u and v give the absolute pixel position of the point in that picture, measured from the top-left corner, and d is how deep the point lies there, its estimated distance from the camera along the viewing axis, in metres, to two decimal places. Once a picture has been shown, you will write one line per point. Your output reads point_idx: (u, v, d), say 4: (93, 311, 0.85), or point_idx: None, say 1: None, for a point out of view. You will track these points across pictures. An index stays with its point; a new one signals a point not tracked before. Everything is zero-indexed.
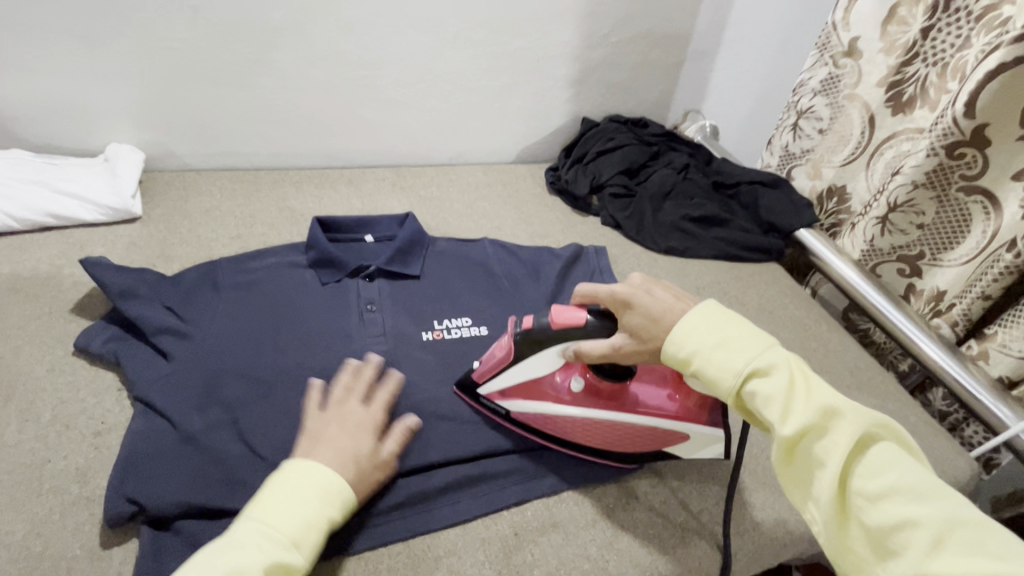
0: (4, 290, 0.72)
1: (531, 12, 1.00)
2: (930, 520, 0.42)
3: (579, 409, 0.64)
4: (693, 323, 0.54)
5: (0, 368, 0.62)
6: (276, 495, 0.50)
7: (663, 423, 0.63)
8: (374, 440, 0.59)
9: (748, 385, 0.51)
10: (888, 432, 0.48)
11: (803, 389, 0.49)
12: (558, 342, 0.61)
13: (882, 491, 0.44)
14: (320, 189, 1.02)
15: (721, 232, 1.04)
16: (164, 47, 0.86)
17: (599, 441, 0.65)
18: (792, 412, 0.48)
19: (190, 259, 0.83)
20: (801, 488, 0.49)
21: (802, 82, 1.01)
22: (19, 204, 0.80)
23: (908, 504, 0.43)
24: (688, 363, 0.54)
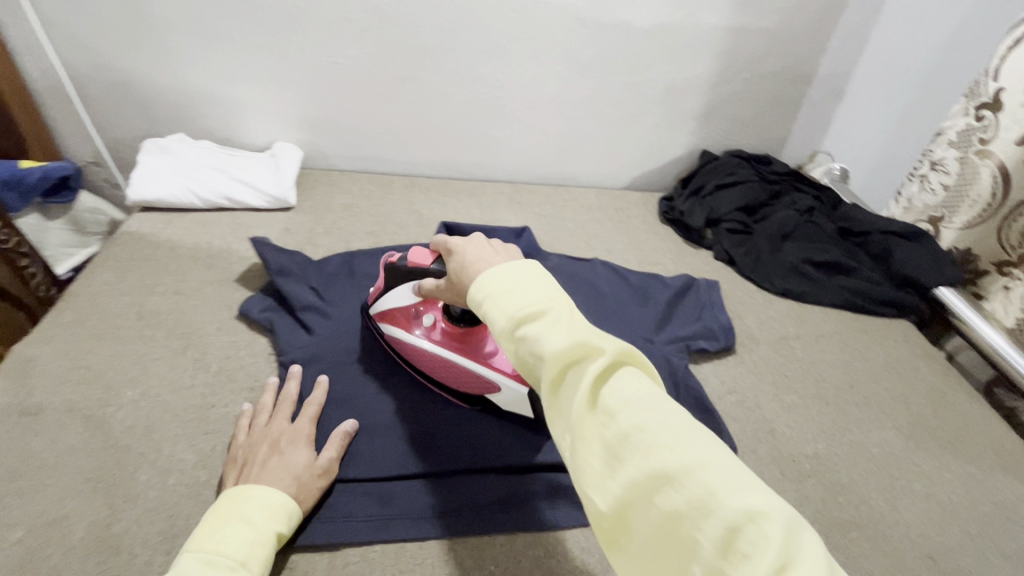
0: (186, 256, 0.83)
1: (664, 45, 1.02)
2: (661, 424, 0.34)
3: (423, 341, 0.67)
4: (492, 272, 0.45)
5: (182, 322, 0.73)
6: (217, 524, 0.48)
7: (487, 374, 0.64)
8: (308, 450, 0.58)
9: (519, 324, 0.41)
10: (637, 356, 0.40)
11: (563, 317, 0.41)
12: (408, 279, 0.63)
13: (622, 404, 0.36)
14: (445, 197, 1.09)
15: (844, 281, 0.98)
16: (333, 62, 0.98)
17: (439, 375, 0.68)
18: (549, 341, 0.39)
19: (331, 248, 0.93)
20: (559, 424, 0.39)
21: (941, 131, 0.95)
22: (205, 187, 0.93)
23: (645, 415, 0.35)
24: (480, 308, 0.45)
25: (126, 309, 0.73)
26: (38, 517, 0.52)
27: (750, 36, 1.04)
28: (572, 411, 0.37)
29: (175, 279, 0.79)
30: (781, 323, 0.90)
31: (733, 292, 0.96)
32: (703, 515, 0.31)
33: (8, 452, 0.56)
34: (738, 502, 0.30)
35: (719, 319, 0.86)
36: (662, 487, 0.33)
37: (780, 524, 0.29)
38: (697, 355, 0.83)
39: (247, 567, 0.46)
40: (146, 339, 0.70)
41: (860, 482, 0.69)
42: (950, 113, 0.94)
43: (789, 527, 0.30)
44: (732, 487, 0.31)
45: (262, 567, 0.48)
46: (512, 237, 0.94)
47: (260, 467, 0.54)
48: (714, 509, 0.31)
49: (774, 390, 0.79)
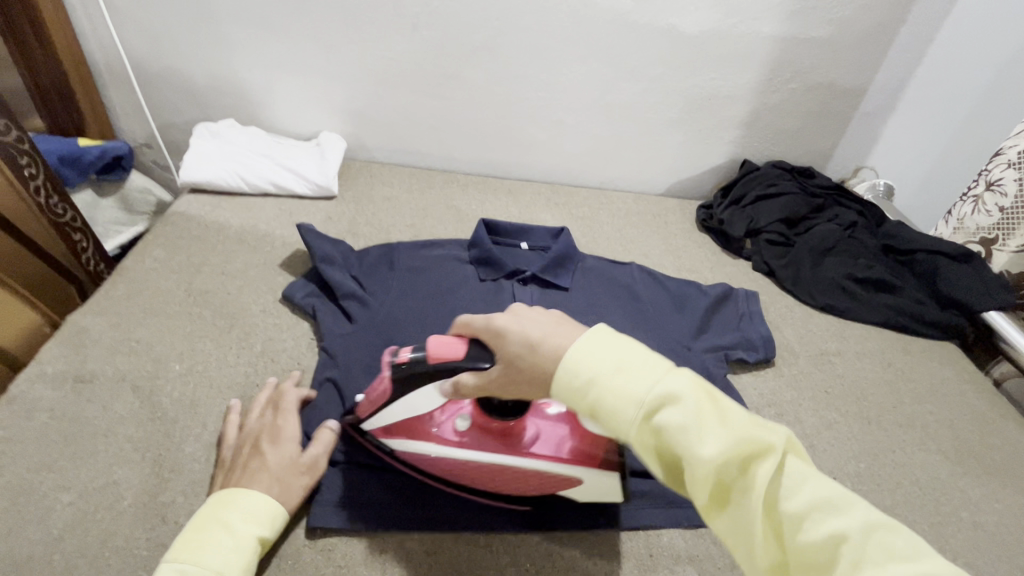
0: (233, 238, 0.85)
1: (713, 52, 1.01)
2: (859, 531, 0.35)
3: (467, 452, 0.57)
4: (593, 361, 0.42)
5: (228, 302, 0.74)
6: (199, 530, 0.47)
7: (560, 469, 0.56)
8: (291, 449, 0.56)
9: (655, 419, 0.40)
10: (794, 446, 0.41)
11: (705, 410, 0.40)
12: (432, 379, 0.53)
13: (809, 509, 0.36)
14: (482, 194, 1.10)
15: (888, 299, 0.96)
16: (381, 56, 0.99)
17: (496, 487, 0.58)
18: (705, 442, 0.39)
19: (372, 239, 0.94)
20: (728, 525, 0.39)
21: (1000, 150, 0.92)
22: (252, 172, 0.95)
23: (828, 521, 0.36)
24: (587, 397, 0.42)
25: (175, 287, 0.75)
26: (89, 482, 0.54)
27: (801, 46, 1.02)
28: (751, 518, 0.38)
29: (221, 260, 0.81)
30: (822, 339, 0.88)
31: (773, 304, 0.94)
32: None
33: (62, 417, 0.58)
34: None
35: (759, 330, 0.84)
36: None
37: None
38: (735, 366, 0.81)
39: None
40: (194, 317, 0.71)
41: (903, 504, 0.67)
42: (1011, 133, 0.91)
43: None
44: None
45: (242, 574, 0.46)
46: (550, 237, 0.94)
47: (241, 471, 0.53)
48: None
49: (814, 406, 0.77)
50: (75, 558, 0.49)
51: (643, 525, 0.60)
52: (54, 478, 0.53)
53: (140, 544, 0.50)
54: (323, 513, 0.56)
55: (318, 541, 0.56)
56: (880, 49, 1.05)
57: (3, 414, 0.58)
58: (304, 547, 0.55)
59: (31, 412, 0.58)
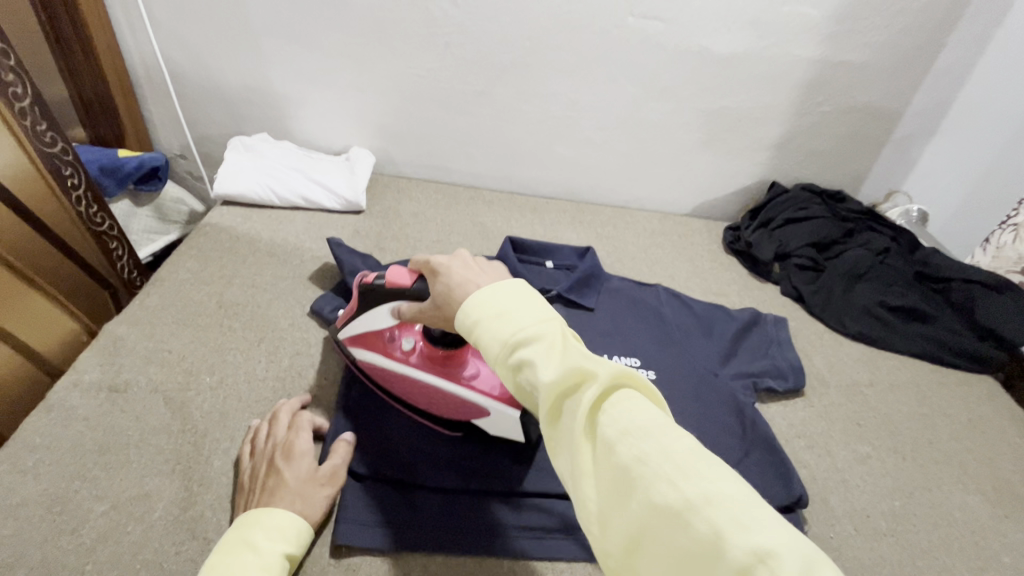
0: (263, 250, 0.87)
1: (744, 73, 1.01)
2: (661, 455, 0.34)
3: (404, 368, 0.63)
4: (479, 298, 0.46)
5: (258, 315, 0.75)
6: (225, 552, 0.47)
7: (476, 399, 0.61)
8: (307, 462, 0.56)
9: (508, 352, 0.42)
10: (636, 381, 0.39)
11: (555, 346, 0.41)
12: (387, 301, 0.60)
13: (621, 435, 0.35)
14: (508, 211, 1.10)
15: (922, 329, 0.94)
16: (414, 74, 1.01)
17: (425, 403, 0.64)
18: (544, 368, 0.39)
19: (398, 254, 0.95)
20: (561, 455, 0.38)
21: None
22: (283, 186, 0.96)
23: (641, 445, 0.34)
24: (472, 334, 0.46)
25: (207, 298, 0.76)
26: (121, 493, 0.54)
27: (835, 69, 1.01)
28: (573, 442, 0.37)
29: (252, 272, 0.82)
30: (853, 368, 0.86)
31: (802, 330, 0.92)
32: (707, 551, 0.30)
33: (97, 427, 0.59)
34: (743, 536, 0.29)
35: (789, 357, 0.83)
36: (665, 521, 0.32)
37: (793, 563, 0.28)
38: (764, 394, 0.79)
39: None
40: (224, 328, 0.72)
41: (942, 546, 0.64)
42: None
43: (805, 564, 0.28)
44: (731, 517, 0.30)
45: None
46: (576, 257, 0.93)
47: (259, 490, 0.53)
48: (719, 544, 0.30)
49: (847, 439, 0.75)
50: (105, 569, 0.49)
51: None
52: (87, 487, 0.54)
53: (171, 557, 0.51)
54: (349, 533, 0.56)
55: (343, 560, 0.56)
56: (916, 73, 1.03)
57: (41, 421, 0.59)
58: (330, 565, 0.55)
59: (67, 420, 0.59)
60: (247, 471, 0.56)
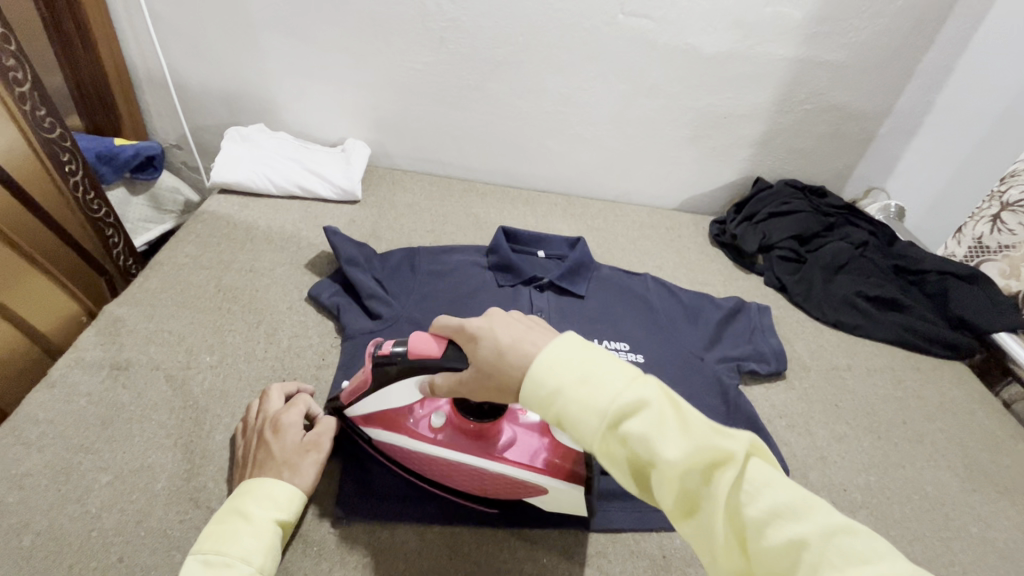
0: (260, 237, 0.88)
1: (730, 71, 1.04)
2: (819, 536, 0.36)
3: (435, 446, 0.57)
4: (554, 360, 0.44)
5: (256, 298, 0.77)
6: (217, 524, 0.48)
7: (525, 474, 0.56)
8: (296, 434, 0.57)
9: (614, 428, 0.41)
10: (758, 449, 0.41)
11: (667, 419, 0.41)
12: (411, 373, 0.54)
13: (769, 516, 0.38)
14: (500, 203, 1.13)
15: (899, 318, 0.97)
16: (409, 68, 1.03)
17: (461, 482, 0.59)
18: (665, 448, 0.40)
19: (393, 243, 0.97)
20: (695, 530, 0.41)
21: (1014, 172, 0.94)
22: (280, 175, 0.98)
23: (792, 525, 0.37)
24: (549, 403, 0.44)
25: (206, 281, 0.78)
26: (124, 464, 0.56)
27: (816, 69, 1.05)
28: (714, 522, 0.39)
29: (250, 258, 0.84)
30: (833, 354, 0.89)
31: (784, 318, 0.95)
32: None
33: (99, 402, 0.60)
34: None
35: (772, 343, 0.86)
36: None
37: None
38: (748, 377, 0.82)
39: (248, 560, 0.46)
40: (223, 311, 0.74)
41: (914, 516, 0.68)
42: None
43: None
44: None
45: (267, 555, 0.48)
46: (567, 247, 0.96)
47: (251, 463, 0.54)
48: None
49: (826, 419, 0.78)
50: (111, 536, 0.51)
51: (657, 528, 0.62)
52: (91, 459, 0.56)
53: (175, 525, 0.52)
54: (349, 504, 0.58)
55: (342, 530, 0.57)
56: (894, 74, 1.07)
57: (44, 397, 0.60)
58: (330, 534, 0.57)
59: (69, 396, 0.60)
60: (244, 445, 0.58)
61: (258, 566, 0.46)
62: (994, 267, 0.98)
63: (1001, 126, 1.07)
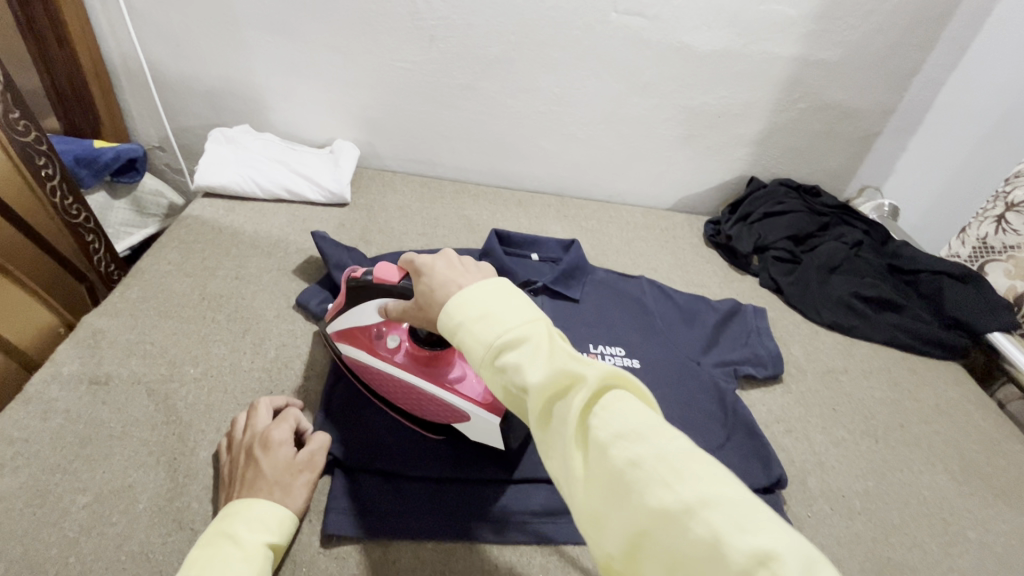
0: (246, 242, 0.86)
1: (724, 70, 1.03)
2: (657, 458, 0.32)
3: (385, 365, 0.62)
4: (462, 298, 0.44)
5: (242, 307, 0.75)
6: (205, 548, 0.46)
7: (457, 403, 0.59)
8: (285, 452, 0.55)
9: (488, 353, 0.40)
10: (625, 382, 0.37)
11: (540, 345, 0.39)
12: (373, 296, 0.59)
13: (613, 439, 0.34)
14: (493, 205, 1.11)
15: (893, 319, 0.97)
16: (399, 67, 1.01)
17: (404, 403, 0.63)
18: (530, 371, 0.38)
19: (384, 247, 0.95)
20: (552, 456, 0.37)
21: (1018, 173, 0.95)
22: (266, 178, 0.95)
23: (634, 448, 0.33)
24: (456, 336, 0.44)
25: (190, 289, 0.75)
26: (104, 484, 0.54)
27: (810, 67, 1.04)
28: (566, 445, 0.36)
29: (235, 265, 0.81)
30: (829, 356, 0.89)
31: (781, 320, 0.95)
32: (704, 554, 0.29)
33: (78, 419, 0.58)
34: (741, 538, 0.28)
35: (768, 346, 0.85)
36: (665, 529, 0.31)
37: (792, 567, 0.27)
38: (745, 381, 0.81)
39: None
40: (207, 320, 0.71)
41: (912, 522, 0.67)
42: None
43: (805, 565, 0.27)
44: (734, 523, 0.29)
45: None
46: (561, 250, 0.94)
47: (239, 483, 0.52)
48: (716, 545, 0.29)
49: (824, 423, 0.77)
50: (89, 561, 0.48)
51: None
52: (69, 480, 0.53)
53: (156, 548, 0.50)
54: (339, 522, 0.56)
55: (333, 549, 0.56)
56: (888, 72, 1.07)
57: (20, 415, 0.57)
58: (320, 554, 0.55)
59: (47, 413, 0.58)
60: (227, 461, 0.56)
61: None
62: (998, 267, 0.97)
63: (1004, 127, 1.08)
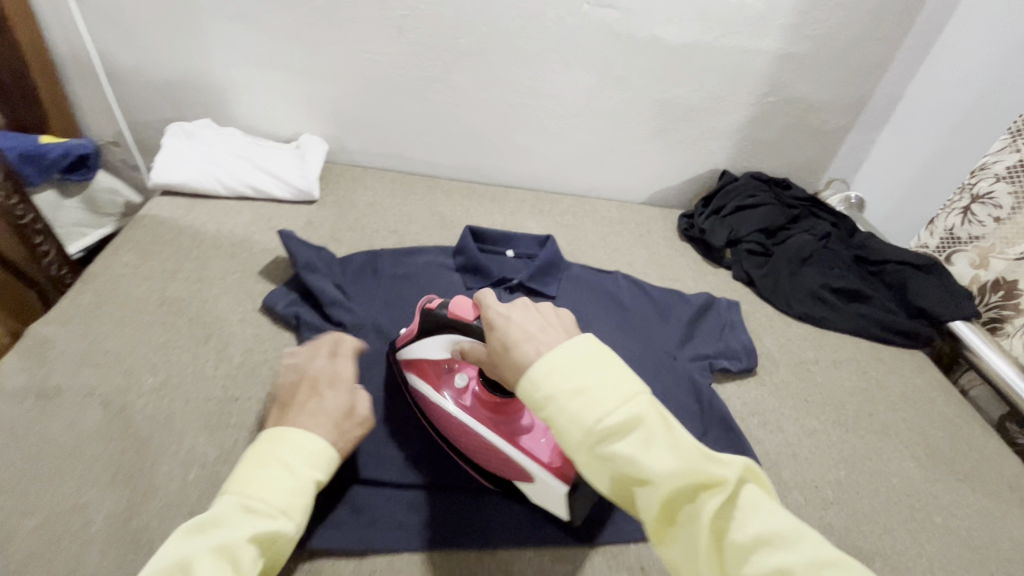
0: (208, 243, 0.82)
1: (696, 63, 1.03)
2: (804, 564, 0.37)
3: (452, 405, 0.62)
4: (550, 363, 0.44)
5: (204, 311, 0.71)
6: (260, 470, 0.47)
7: (522, 460, 0.58)
8: (346, 393, 0.57)
9: (599, 445, 0.41)
10: (748, 476, 0.42)
11: (657, 438, 0.42)
12: (449, 332, 0.59)
13: (754, 541, 0.38)
14: (467, 201, 1.09)
15: (861, 309, 0.99)
16: (367, 59, 0.97)
17: (466, 449, 0.62)
18: (655, 466, 0.41)
19: (354, 246, 0.92)
20: (676, 548, 0.42)
21: (983, 165, 0.96)
22: (228, 174, 0.91)
23: (775, 554, 0.38)
24: (544, 409, 0.44)
25: (147, 293, 0.72)
26: (55, 506, 0.51)
27: (780, 61, 1.05)
28: (697, 543, 0.40)
29: (196, 266, 0.78)
30: (801, 348, 0.90)
31: (755, 313, 0.96)
32: None
33: (25, 435, 0.55)
34: None
35: (742, 340, 0.86)
36: None
37: None
38: (720, 375, 0.82)
39: (287, 515, 0.46)
40: (166, 326, 0.68)
41: (882, 510, 0.69)
42: (993, 148, 0.95)
43: None
44: None
45: (303, 512, 0.48)
46: (536, 246, 0.93)
47: (297, 411, 0.54)
48: None
49: (796, 414, 0.78)
50: None
51: (634, 539, 0.62)
52: (16, 503, 0.50)
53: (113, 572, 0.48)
54: (316, 532, 0.57)
55: (307, 563, 0.56)
56: (853, 67, 1.09)
57: None
58: None
59: None
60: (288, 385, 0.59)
61: (298, 523, 0.47)
62: (964, 258, 1.01)
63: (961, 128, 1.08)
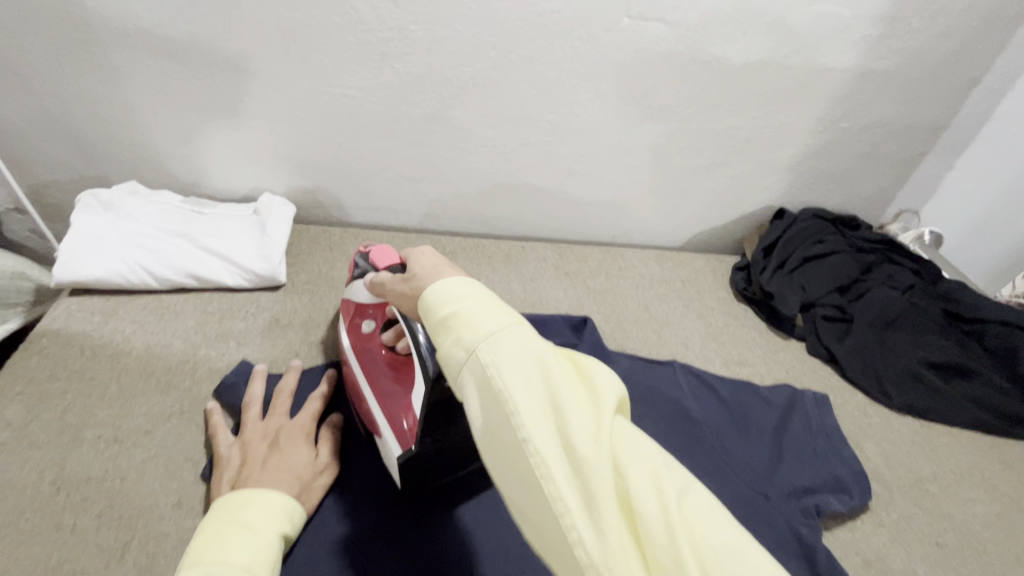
0: (134, 371, 0.60)
1: (759, 85, 0.82)
2: (674, 477, 0.32)
3: (352, 349, 0.61)
4: (461, 281, 0.40)
5: (122, 498, 0.50)
6: (219, 530, 0.41)
7: (378, 414, 0.55)
8: (310, 450, 0.54)
9: (490, 343, 0.36)
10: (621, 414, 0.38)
11: (555, 348, 0.37)
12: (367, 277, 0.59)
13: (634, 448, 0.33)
14: (476, 265, 0.87)
15: (971, 391, 0.80)
16: (340, 95, 0.74)
17: (355, 398, 0.61)
18: (551, 364, 0.35)
19: (336, 347, 0.70)
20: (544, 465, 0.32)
21: None
22: (161, 260, 0.68)
23: (650, 462, 0.33)
24: (451, 305, 0.38)
25: (39, 476, 0.50)
26: None
27: (860, 80, 0.84)
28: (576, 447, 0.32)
29: (115, 414, 0.56)
30: (912, 458, 0.71)
31: (844, 406, 0.77)
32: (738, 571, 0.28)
33: None
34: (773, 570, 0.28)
35: (847, 461, 0.66)
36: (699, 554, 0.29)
37: None
38: (826, 517, 0.62)
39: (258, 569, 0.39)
40: (63, 536, 0.47)
41: None
42: None
43: None
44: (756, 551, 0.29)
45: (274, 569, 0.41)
46: (571, 331, 0.76)
47: (256, 462, 0.50)
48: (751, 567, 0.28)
49: (933, 573, 0.60)
50: None
51: None
52: None
53: None
54: None
55: None
56: (945, 83, 0.88)
57: None
58: None
59: None
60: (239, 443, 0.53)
61: None
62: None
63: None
